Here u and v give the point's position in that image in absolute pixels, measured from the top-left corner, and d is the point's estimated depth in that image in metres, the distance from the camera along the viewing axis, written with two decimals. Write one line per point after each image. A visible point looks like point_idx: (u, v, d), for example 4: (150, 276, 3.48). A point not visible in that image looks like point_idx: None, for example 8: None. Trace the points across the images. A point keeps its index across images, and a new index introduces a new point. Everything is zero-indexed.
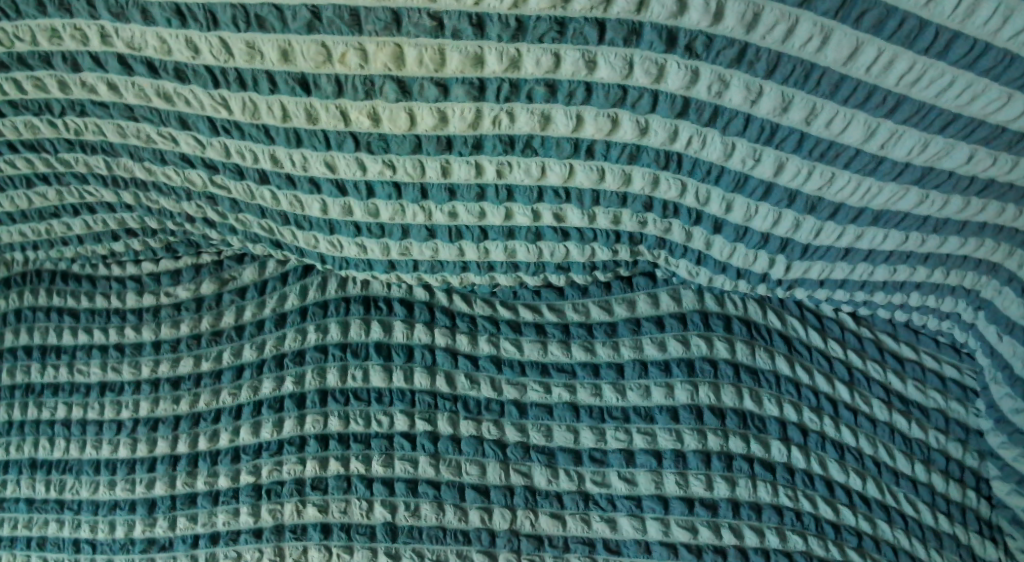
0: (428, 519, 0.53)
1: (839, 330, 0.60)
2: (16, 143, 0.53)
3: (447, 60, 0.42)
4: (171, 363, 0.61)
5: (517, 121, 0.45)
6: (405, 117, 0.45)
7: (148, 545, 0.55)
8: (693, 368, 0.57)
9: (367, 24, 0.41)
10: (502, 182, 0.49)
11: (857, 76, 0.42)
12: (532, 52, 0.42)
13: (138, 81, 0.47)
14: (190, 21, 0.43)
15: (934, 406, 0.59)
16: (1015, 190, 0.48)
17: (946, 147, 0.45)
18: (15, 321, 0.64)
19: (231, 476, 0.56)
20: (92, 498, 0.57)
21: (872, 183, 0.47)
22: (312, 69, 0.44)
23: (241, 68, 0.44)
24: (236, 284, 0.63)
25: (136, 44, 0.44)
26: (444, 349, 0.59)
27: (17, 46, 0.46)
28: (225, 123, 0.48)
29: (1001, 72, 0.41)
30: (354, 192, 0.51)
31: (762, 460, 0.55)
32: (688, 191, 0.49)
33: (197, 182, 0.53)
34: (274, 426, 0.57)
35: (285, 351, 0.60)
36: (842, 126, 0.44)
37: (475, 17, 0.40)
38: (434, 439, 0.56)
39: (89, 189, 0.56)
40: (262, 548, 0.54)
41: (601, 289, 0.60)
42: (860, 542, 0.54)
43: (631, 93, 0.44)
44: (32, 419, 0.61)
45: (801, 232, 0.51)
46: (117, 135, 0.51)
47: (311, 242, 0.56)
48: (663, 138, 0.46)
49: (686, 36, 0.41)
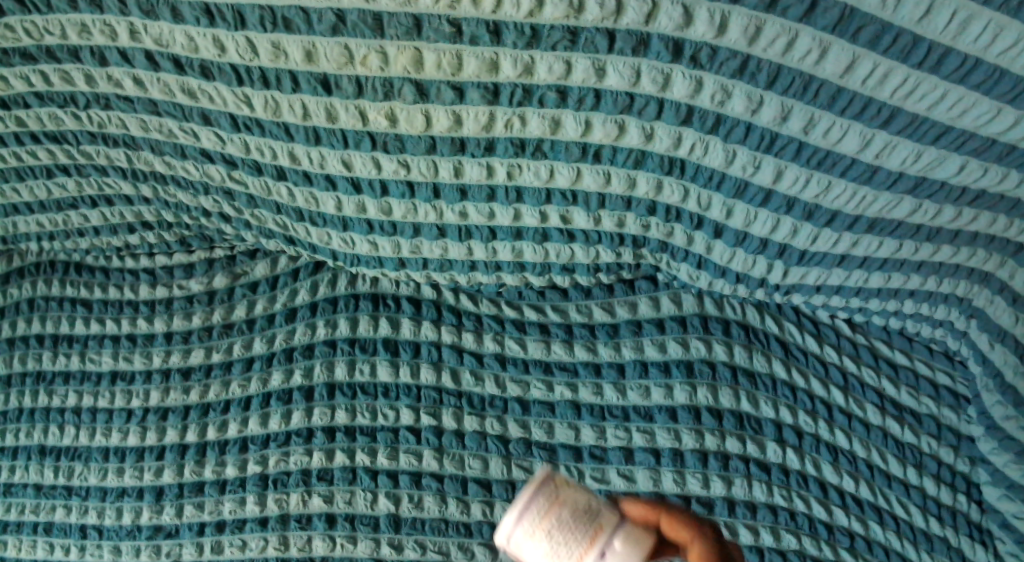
0: (431, 511, 0.55)
1: (835, 336, 0.61)
2: (39, 134, 0.55)
3: (464, 65, 0.44)
4: (182, 354, 0.62)
5: (529, 124, 0.47)
6: (422, 118, 0.47)
7: (154, 532, 0.56)
8: (692, 370, 0.59)
9: (389, 28, 0.43)
10: (512, 184, 0.51)
11: (854, 89, 0.44)
12: (546, 59, 0.43)
13: (163, 76, 0.48)
14: (219, 21, 0.44)
15: (927, 412, 0.60)
16: (1006, 200, 0.50)
17: (938, 157, 0.47)
18: (28, 310, 0.65)
19: (239, 465, 0.57)
20: (100, 484, 0.58)
21: (867, 192, 0.49)
22: (334, 69, 0.45)
23: (266, 67, 0.46)
24: (248, 278, 0.65)
25: (164, 41, 0.46)
26: (451, 346, 0.60)
27: (47, 39, 0.48)
28: (247, 119, 0.50)
29: (991, 87, 0.43)
30: (369, 189, 0.52)
31: (758, 461, 0.57)
32: (691, 196, 0.51)
33: (215, 177, 0.55)
34: (282, 417, 0.58)
35: (295, 345, 0.61)
36: (838, 136, 0.46)
37: (492, 24, 0.42)
38: (438, 434, 0.57)
39: (109, 181, 0.58)
40: (267, 536, 0.55)
41: (604, 291, 0.62)
42: (853, 543, 0.55)
43: (638, 100, 0.45)
44: (42, 406, 0.62)
45: (798, 238, 0.53)
46: (139, 129, 0.53)
47: (324, 238, 0.58)
48: (667, 145, 0.48)
49: (691, 47, 0.43)
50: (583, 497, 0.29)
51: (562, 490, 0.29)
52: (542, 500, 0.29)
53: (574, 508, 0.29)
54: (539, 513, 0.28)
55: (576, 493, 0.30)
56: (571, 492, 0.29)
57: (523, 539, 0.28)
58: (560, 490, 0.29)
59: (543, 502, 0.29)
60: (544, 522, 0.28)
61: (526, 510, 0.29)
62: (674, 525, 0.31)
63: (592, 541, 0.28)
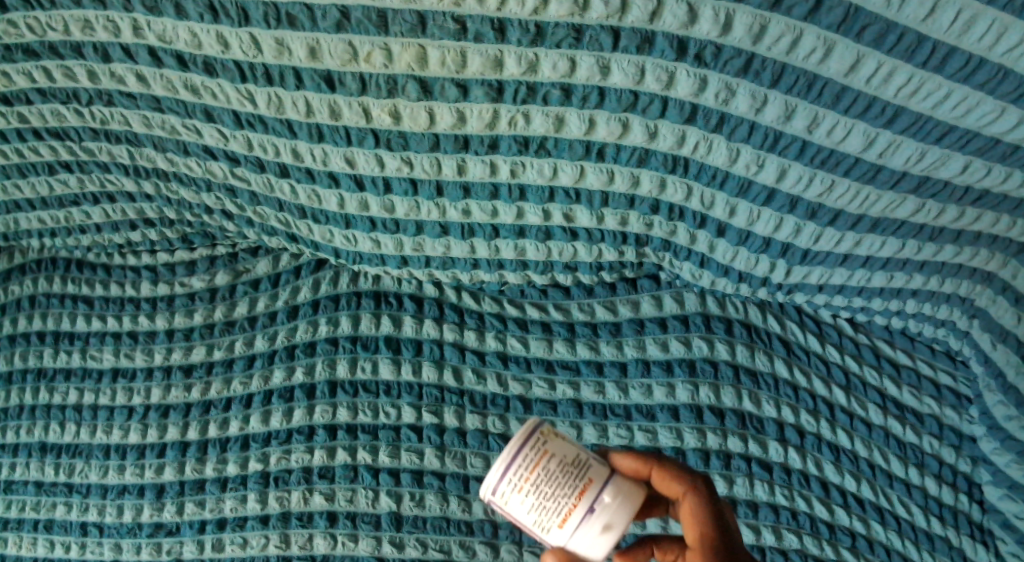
0: (433, 509, 0.55)
1: (837, 336, 0.61)
2: (41, 130, 0.55)
3: (468, 62, 0.44)
4: (183, 351, 0.62)
5: (532, 122, 0.47)
6: (425, 116, 0.47)
7: (155, 530, 0.56)
8: (694, 369, 0.59)
9: (394, 25, 0.43)
10: (515, 182, 0.51)
11: (858, 88, 0.44)
12: (550, 56, 0.43)
13: (166, 73, 0.48)
14: (222, 17, 0.44)
15: (929, 412, 0.60)
16: (1009, 200, 0.50)
17: (942, 157, 0.47)
18: (29, 307, 0.65)
19: (240, 463, 0.57)
20: (101, 482, 0.58)
21: (870, 191, 0.49)
22: (338, 66, 0.45)
23: (269, 63, 0.46)
24: (250, 276, 0.65)
25: (167, 37, 0.46)
26: (453, 345, 0.60)
27: (50, 35, 0.48)
28: (250, 116, 0.50)
29: (994, 86, 0.43)
30: (372, 186, 0.52)
31: (759, 460, 0.57)
32: (694, 194, 0.51)
33: (218, 174, 0.55)
34: (284, 415, 0.58)
35: (297, 342, 0.61)
36: (842, 135, 0.46)
37: (497, 21, 0.42)
38: (440, 432, 0.57)
39: (111, 178, 0.58)
40: (268, 534, 0.55)
41: (607, 290, 0.61)
42: (854, 543, 0.55)
43: (642, 98, 0.45)
44: (43, 403, 0.62)
45: (801, 237, 0.53)
46: (142, 125, 0.53)
47: (326, 236, 0.58)
48: (671, 143, 0.48)
49: (695, 45, 0.43)
50: (570, 452, 0.37)
51: (550, 442, 0.37)
52: (533, 454, 0.36)
53: (561, 462, 0.36)
54: (528, 467, 0.36)
55: (563, 444, 0.37)
56: (557, 444, 0.37)
57: (513, 492, 0.36)
58: (548, 442, 0.37)
59: (533, 455, 0.36)
60: (532, 476, 0.36)
61: (514, 464, 0.36)
62: (665, 480, 0.38)
63: (575, 487, 0.36)
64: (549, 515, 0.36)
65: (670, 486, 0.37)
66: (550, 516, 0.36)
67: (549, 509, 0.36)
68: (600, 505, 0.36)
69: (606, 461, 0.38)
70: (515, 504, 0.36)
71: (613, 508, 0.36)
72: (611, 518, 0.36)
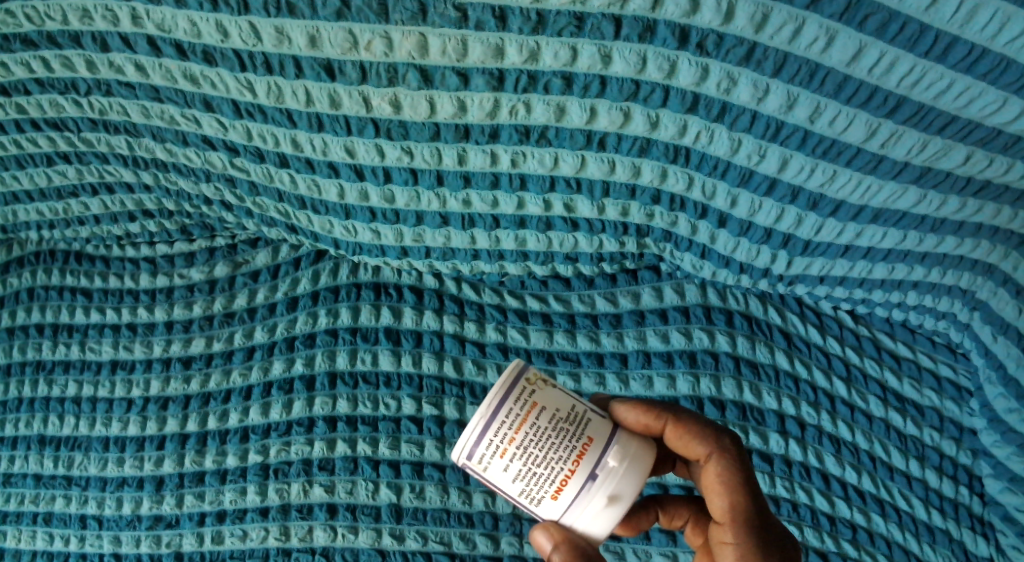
0: (433, 501, 0.55)
1: (838, 328, 0.61)
2: (39, 121, 0.55)
3: (469, 50, 0.44)
4: (182, 343, 0.62)
5: (534, 111, 0.47)
6: (426, 105, 0.47)
7: (154, 522, 0.56)
8: (694, 360, 0.58)
9: (394, 13, 0.42)
10: (515, 172, 0.51)
11: (861, 77, 0.43)
12: (551, 45, 0.43)
13: (165, 62, 0.48)
14: (222, 6, 0.44)
15: (930, 404, 0.60)
16: (1010, 191, 0.50)
17: (944, 147, 0.47)
18: (26, 299, 0.65)
19: (240, 455, 0.57)
20: (100, 474, 0.58)
21: (872, 181, 0.49)
22: (338, 55, 0.45)
23: (269, 52, 0.46)
24: (249, 267, 0.64)
25: (166, 26, 0.46)
26: (453, 336, 0.60)
27: (48, 24, 0.48)
28: (250, 106, 0.50)
29: (997, 76, 0.43)
30: (371, 176, 0.52)
31: (760, 452, 0.57)
32: (696, 184, 0.51)
33: (217, 164, 0.55)
34: (283, 407, 0.58)
35: (296, 333, 0.60)
36: (844, 125, 0.46)
37: (498, 9, 0.42)
38: (440, 423, 0.57)
39: (110, 169, 0.58)
40: (267, 526, 0.55)
41: (607, 281, 0.61)
42: (855, 535, 0.55)
43: (644, 87, 0.45)
44: (42, 395, 0.61)
45: (803, 227, 0.53)
46: (141, 116, 0.52)
47: (326, 226, 0.58)
48: (672, 132, 0.48)
49: (698, 34, 0.42)
50: (562, 404, 0.38)
51: (538, 393, 0.38)
52: (518, 411, 0.37)
53: (552, 417, 0.37)
54: (513, 426, 0.37)
55: (549, 396, 0.38)
56: (545, 395, 0.38)
57: (495, 456, 0.37)
58: (536, 394, 0.38)
59: (518, 412, 0.37)
60: (517, 436, 0.37)
61: (496, 423, 0.37)
62: (687, 441, 0.41)
63: (568, 449, 0.37)
64: (537, 479, 0.37)
65: (692, 448, 0.41)
66: (541, 483, 0.37)
67: (536, 472, 0.37)
68: (600, 469, 0.38)
69: (607, 416, 0.40)
70: (496, 467, 0.37)
71: (613, 472, 0.38)
72: (612, 482, 0.38)
